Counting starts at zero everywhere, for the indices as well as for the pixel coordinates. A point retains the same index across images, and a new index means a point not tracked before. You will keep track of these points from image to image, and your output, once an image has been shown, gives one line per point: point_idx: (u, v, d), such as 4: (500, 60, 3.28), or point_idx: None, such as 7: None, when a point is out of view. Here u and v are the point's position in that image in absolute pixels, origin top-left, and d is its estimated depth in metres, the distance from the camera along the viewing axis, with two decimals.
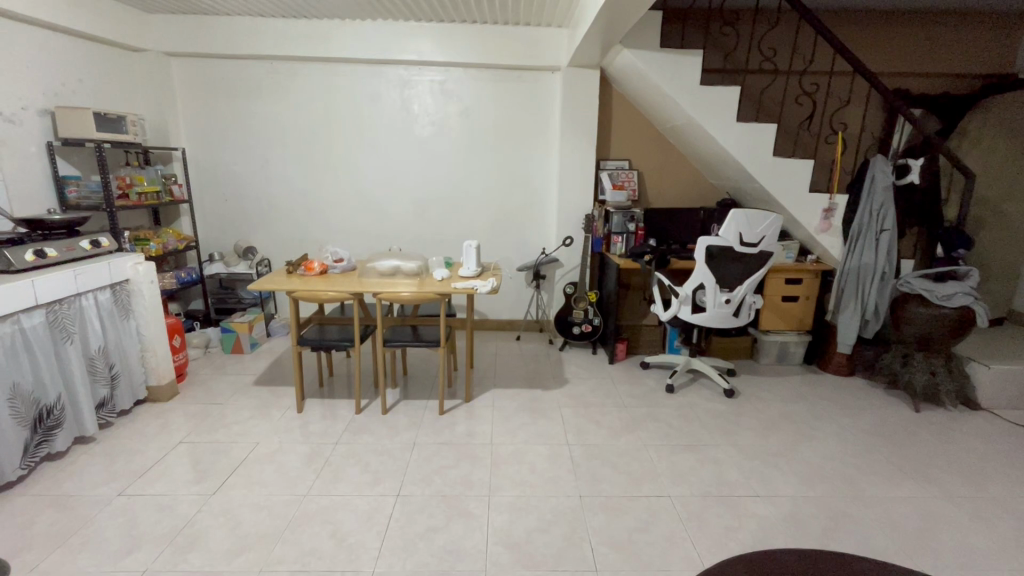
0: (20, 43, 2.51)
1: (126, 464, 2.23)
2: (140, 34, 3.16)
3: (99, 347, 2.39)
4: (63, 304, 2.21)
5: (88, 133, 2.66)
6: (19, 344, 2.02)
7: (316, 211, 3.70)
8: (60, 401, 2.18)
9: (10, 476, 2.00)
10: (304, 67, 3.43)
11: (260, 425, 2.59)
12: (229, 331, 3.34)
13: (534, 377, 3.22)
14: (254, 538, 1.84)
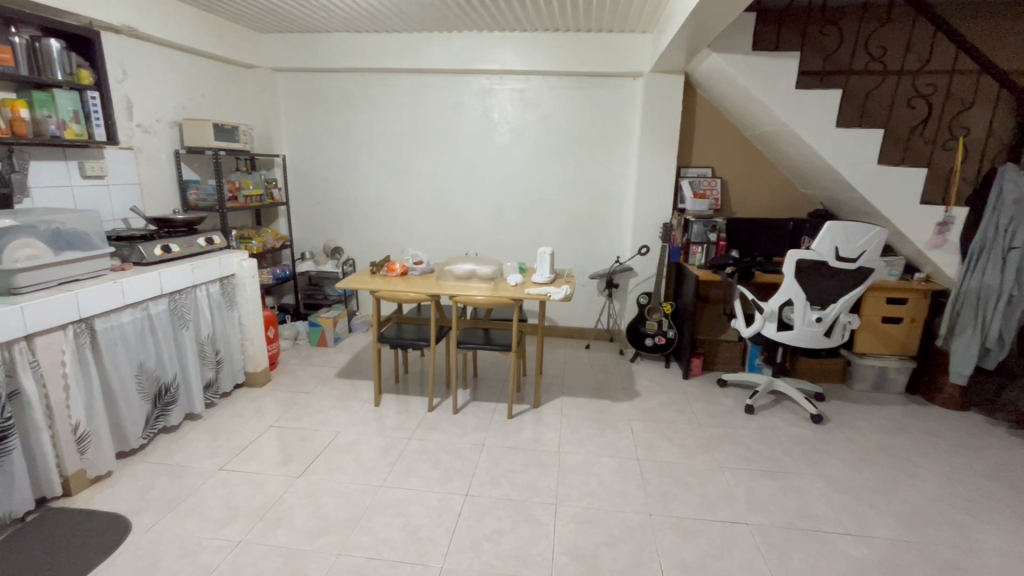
0: (159, 63, 2.86)
1: (226, 441, 2.46)
2: (252, 52, 3.48)
3: (208, 334, 2.65)
4: (182, 295, 2.48)
5: (208, 142, 2.97)
6: (146, 328, 2.29)
7: (398, 214, 3.88)
8: (176, 381, 2.45)
9: (134, 445, 2.27)
10: (393, 79, 3.62)
11: (341, 416, 2.76)
12: (316, 325, 3.60)
13: (604, 387, 3.16)
14: (334, 522, 1.96)
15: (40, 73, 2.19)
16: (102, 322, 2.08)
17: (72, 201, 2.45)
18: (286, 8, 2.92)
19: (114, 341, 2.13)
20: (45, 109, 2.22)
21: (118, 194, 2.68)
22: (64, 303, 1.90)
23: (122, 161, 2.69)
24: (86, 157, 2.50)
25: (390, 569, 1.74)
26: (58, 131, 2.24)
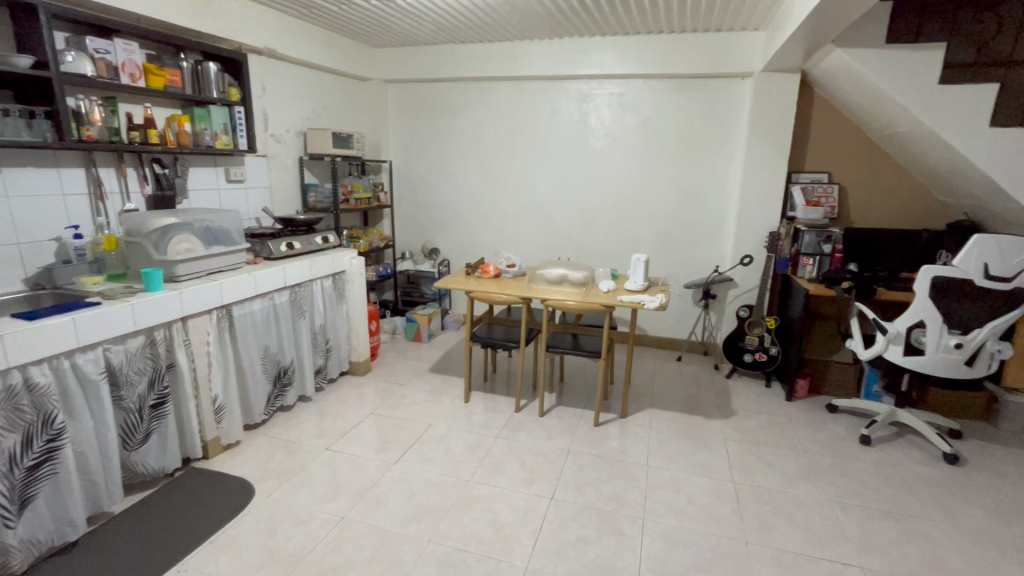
0: (291, 79, 3.20)
1: (332, 424, 2.69)
2: (368, 65, 3.77)
3: (320, 324, 2.91)
4: (301, 288, 2.74)
5: (327, 150, 3.27)
6: (271, 317, 2.56)
7: (491, 217, 4.00)
8: (292, 365, 2.71)
9: (257, 419, 2.55)
10: (494, 86, 3.74)
11: (433, 409, 2.89)
12: (412, 321, 3.81)
13: (697, 402, 3.02)
14: (425, 510, 2.06)
15: (200, 92, 2.55)
16: (238, 309, 2.36)
17: (217, 202, 2.81)
18: (401, 24, 3.13)
19: (247, 326, 2.41)
20: (202, 123, 2.57)
21: (253, 196, 3.03)
22: (211, 291, 2.19)
23: (258, 167, 3.04)
24: (230, 163, 2.85)
25: (477, 562, 1.80)
26: (211, 142, 2.59)
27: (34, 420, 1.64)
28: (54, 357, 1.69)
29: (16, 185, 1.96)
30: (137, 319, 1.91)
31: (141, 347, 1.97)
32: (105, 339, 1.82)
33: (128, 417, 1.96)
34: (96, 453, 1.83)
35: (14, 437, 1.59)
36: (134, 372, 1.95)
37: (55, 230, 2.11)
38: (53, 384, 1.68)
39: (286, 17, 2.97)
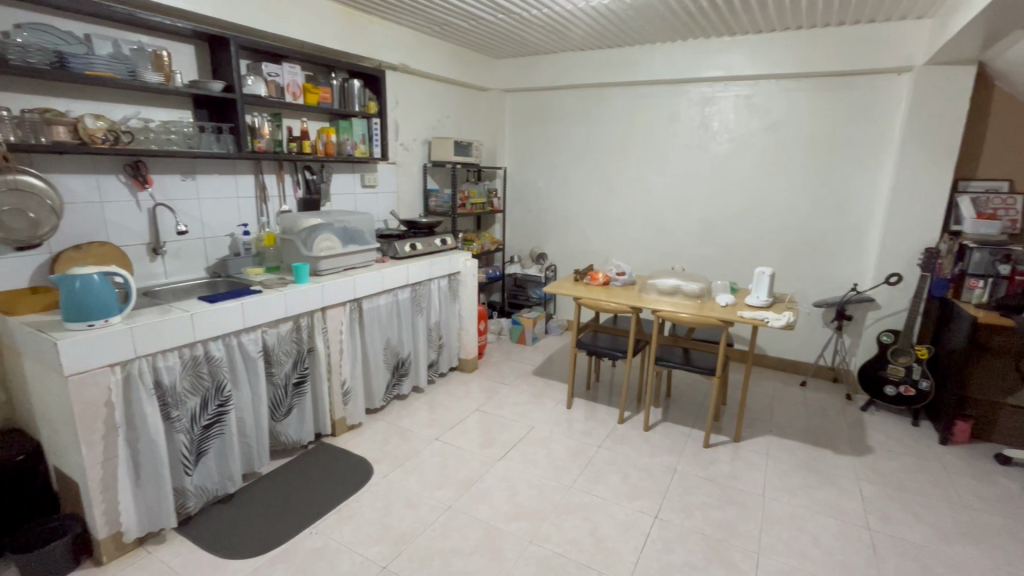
0: (420, 93, 3.46)
1: (442, 416, 2.84)
2: (489, 76, 3.95)
3: (435, 321, 3.09)
4: (421, 286, 2.94)
5: (449, 157, 3.47)
6: (394, 311, 2.77)
7: (601, 224, 3.97)
8: (409, 357, 2.91)
9: (376, 404, 2.77)
10: (611, 92, 3.71)
11: (536, 411, 2.94)
12: (518, 323, 3.91)
13: (824, 434, 2.72)
14: (527, 511, 2.09)
15: (345, 106, 2.84)
16: (368, 302, 2.60)
17: (353, 205, 3.11)
18: (523, 35, 3.23)
19: (373, 319, 2.64)
20: (346, 134, 2.86)
21: (383, 200, 3.32)
22: (347, 286, 2.43)
23: (389, 174, 3.33)
24: (366, 170, 3.15)
25: (577, 570, 1.79)
26: (352, 151, 2.87)
27: (210, 387, 1.94)
28: (226, 335, 1.98)
29: (205, 188, 2.35)
30: (288, 306, 2.18)
31: (290, 331, 2.24)
32: (263, 323, 2.10)
33: (277, 391, 2.25)
34: (252, 420, 2.13)
35: (196, 399, 1.91)
36: (283, 353, 2.23)
37: (230, 227, 2.48)
38: (224, 358, 1.98)
39: (420, 35, 3.21)
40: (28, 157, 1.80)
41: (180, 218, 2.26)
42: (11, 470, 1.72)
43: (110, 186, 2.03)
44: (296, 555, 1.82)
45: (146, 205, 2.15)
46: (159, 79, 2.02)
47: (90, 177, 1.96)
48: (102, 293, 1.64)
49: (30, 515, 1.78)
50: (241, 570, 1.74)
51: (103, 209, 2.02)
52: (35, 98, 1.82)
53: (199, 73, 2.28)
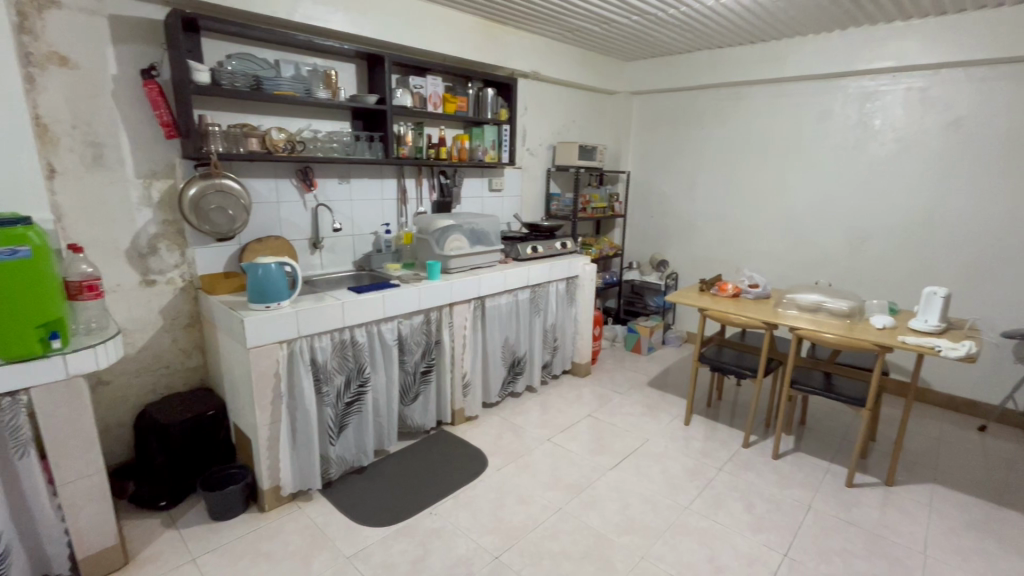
0: (548, 99, 3.53)
1: (554, 418, 2.87)
2: (617, 80, 3.91)
3: (552, 323, 3.13)
4: (540, 288, 2.99)
5: (573, 161, 3.49)
6: (514, 310, 2.86)
7: (731, 232, 3.71)
8: (525, 357, 2.98)
9: (492, 399, 2.88)
10: (750, 90, 3.45)
11: (650, 424, 2.83)
12: (634, 331, 3.81)
13: (1010, 492, 2.26)
14: (639, 525, 2.03)
15: (479, 114, 2.99)
16: (490, 301, 2.71)
17: (480, 208, 3.27)
18: (657, 36, 3.14)
19: (494, 317, 2.75)
20: (478, 140, 3.02)
21: (507, 204, 3.44)
22: (472, 284, 2.56)
23: (514, 178, 3.44)
24: (493, 175, 3.29)
25: None
26: (483, 156, 3.02)
27: (353, 367, 2.17)
28: (369, 323, 2.20)
29: (357, 191, 2.63)
30: (421, 300, 2.36)
31: (421, 324, 2.42)
32: (399, 314, 2.30)
33: (406, 377, 2.44)
34: (384, 401, 2.34)
35: (342, 378, 2.14)
36: (414, 343, 2.42)
37: (375, 226, 2.75)
38: (366, 343, 2.20)
39: (552, 42, 3.28)
40: (230, 164, 2.17)
41: (335, 216, 2.57)
42: (204, 422, 2.09)
43: (285, 188, 2.36)
44: (418, 531, 1.96)
45: (311, 205, 2.47)
46: (327, 95, 2.30)
47: (271, 180, 2.31)
48: (277, 282, 1.92)
49: (215, 460, 2.15)
50: (371, 537, 1.93)
51: (279, 208, 2.36)
52: (236, 114, 2.18)
53: (358, 88, 2.57)
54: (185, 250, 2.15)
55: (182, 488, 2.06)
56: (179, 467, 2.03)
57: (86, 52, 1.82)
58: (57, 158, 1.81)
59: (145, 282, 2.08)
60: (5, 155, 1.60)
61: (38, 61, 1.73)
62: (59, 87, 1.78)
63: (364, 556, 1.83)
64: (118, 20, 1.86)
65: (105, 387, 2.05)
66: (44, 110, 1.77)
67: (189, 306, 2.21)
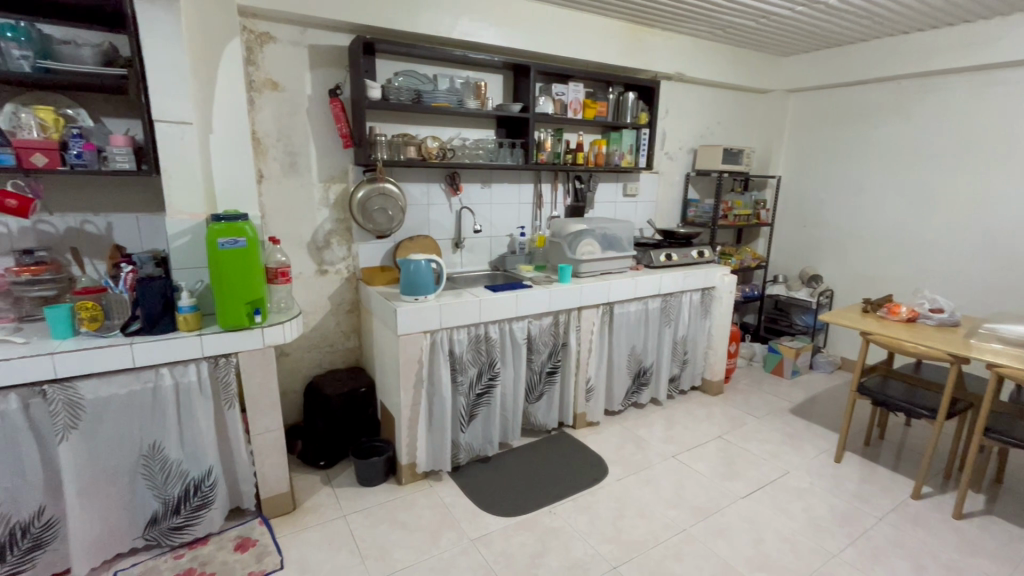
0: (691, 101, 3.38)
1: (680, 434, 2.73)
2: (772, 77, 3.60)
3: (683, 335, 2.98)
4: (672, 297, 2.87)
5: (716, 165, 3.29)
6: (643, 319, 2.78)
7: (906, 246, 3.20)
8: (651, 367, 2.89)
9: (615, 407, 2.84)
10: (944, 81, 2.94)
11: (792, 455, 2.56)
12: (775, 351, 3.48)
13: None
14: (774, 564, 1.85)
15: (618, 119, 2.97)
16: (619, 307, 2.67)
17: (613, 213, 3.24)
18: (824, 27, 2.83)
19: (622, 323, 2.71)
20: (615, 145, 3.00)
21: (641, 209, 3.36)
22: (602, 289, 2.55)
23: (650, 182, 3.35)
24: (628, 180, 3.24)
25: None
26: (619, 161, 2.99)
27: (486, 361, 2.29)
28: (502, 320, 2.31)
29: (497, 195, 2.78)
30: (552, 302, 2.41)
31: (550, 325, 2.48)
32: (531, 314, 2.37)
33: (533, 376, 2.51)
34: (511, 397, 2.43)
35: (474, 370, 2.27)
36: (542, 343, 2.48)
37: (511, 229, 2.88)
38: (498, 339, 2.31)
39: (700, 42, 3.14)
40: (391, 170, 2.44)
41: (476, 218, 2.74)
42: (358, 396, 2.37)
43: (435, 192, 2.58)
44: (537, 527, 2.01)
45: (456, 207, 2.66)
46: (476, 104, 2.46)
47: (423, 185, 2.54)
48: (425, 277, 2.11)
49: (364, 432, 2.42)
50: (494, 524, 2.02)
51: (429, 210, 2.59)
52: (398, 125, 2.44)
53: (504, 98, 2.71)
54: (351, 245, 2.46)
55: (336, 453, 2.36)
56: (336, 434, 2.33)
57: (291, 77, 2.17)
58: (265, 166, 2.19)
59: (320, 271, 2.42)
60: (232, 163, 1.97)
61: (257, 86, 2.12)
62: (271, 107, 2.16)
63: (486, 542, 1.93)
64: (315, 49, 2.20)
65: (286, 358, 2.43)
66: (259, 126, 2.15)
67: (350, 294, 2.52)
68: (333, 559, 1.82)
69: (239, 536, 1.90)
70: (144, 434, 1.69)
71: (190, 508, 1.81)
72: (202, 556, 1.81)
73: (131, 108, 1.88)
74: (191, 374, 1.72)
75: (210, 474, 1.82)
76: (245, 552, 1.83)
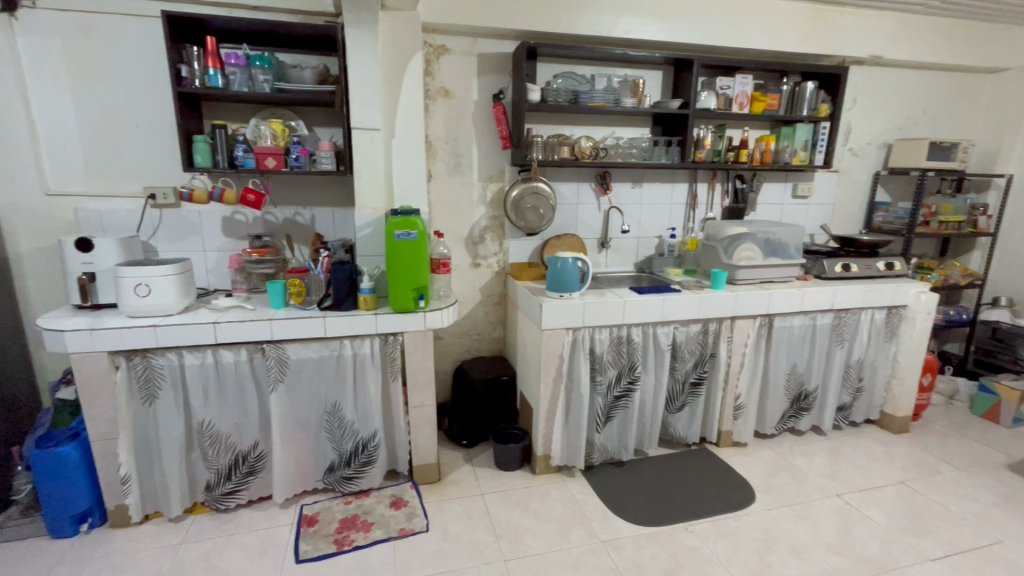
0: (888, 88, 2.90)
1: (849, 472, 2.37)
2: (1007, 51, 2.91)
3: (859, 359, 2.58)
4: (848, 314, 2.50)
5: (918, 162, 2.78)
6: (808, 335, 2.48)
7: None
8: (816, 391, 2.56)
9: (767, 430, 2.57)
10: None
11: (1007, 520, 2.06)
12: (989, 392, 2.83)
13: None
14: None
15: (792, 111, 2.67)
16: (780, 321, 2.41)
17: (778, 217, 2.93)
18: None
19: (782, 339, 2.44)
20: (786, 140, 2.71)
21: (814, 213, 2.99)
22: (761, 299, 2.33)
23: (828, 182, 2.95)
24: (800, 179, 2.90)
25: None
26: (790, 159, 2.69)
27: (626, 364, 2.25)
28: (646, 324, 2.24)
29: (648, 195, 2.70)
30: (702, 309, 2.27)
31: (698, 333, 2.33)
32: (677, 319, 2.26)
33: (675, 385, 2.39)
34: (650, 404, 2.35)
35: (614, 372, 2.25)
36: (688, 351, 2.35)
37: (661, 230, 2.78)
38: (641, 343, 2.25)
39: (905, 16, 2.67)
40: (544, 170, 2.52)
41: (625, 219, 2.70)
42: (501, 384, 2.50)
43: (585, 192, 2.60)
44: (671, 542, 1.92)
45: (605, 207, 2.65)
46: (633, 102, 2.41)
47: (574, 184, 2.58)
48: (571, 274, 2.14)
49: (503, 419, 2.56)
50: (625, 530, 1.98)
51: (577, 209, 2.62)
52: (554, 126, 2.51)
53: (662, 95, 2.62)
54: (503, 241, 2.60)
55: (478, 434, 2.52)
56: (479, 417, 2.50)
57: (461, 85, 2.37)
58: (434, 167, 2.43)
59: (473, 265, 2.60)
60: (408, 164, 2.22)
61: (432, 95, 2.35)
62: (442, 113, 2.38)
63: (616, 546, 1.90)
64: (483, 57, 2.36)
65: (440, 342, 2.68)
66: (432, 131, 2.39)
67: (499, 287, 2.67)
68: (471, 532, 1.95)
69: (394, 495, 2.15)
70: (329, 394, 2.00)
71: (358, 463, 2.09)
72: (364, 506, 2.08)
73: (335, 119, 2.23)
74: (366, 347, 1.99)
75: (375, 436, 2.08)
76: (398, 510, 2.06)
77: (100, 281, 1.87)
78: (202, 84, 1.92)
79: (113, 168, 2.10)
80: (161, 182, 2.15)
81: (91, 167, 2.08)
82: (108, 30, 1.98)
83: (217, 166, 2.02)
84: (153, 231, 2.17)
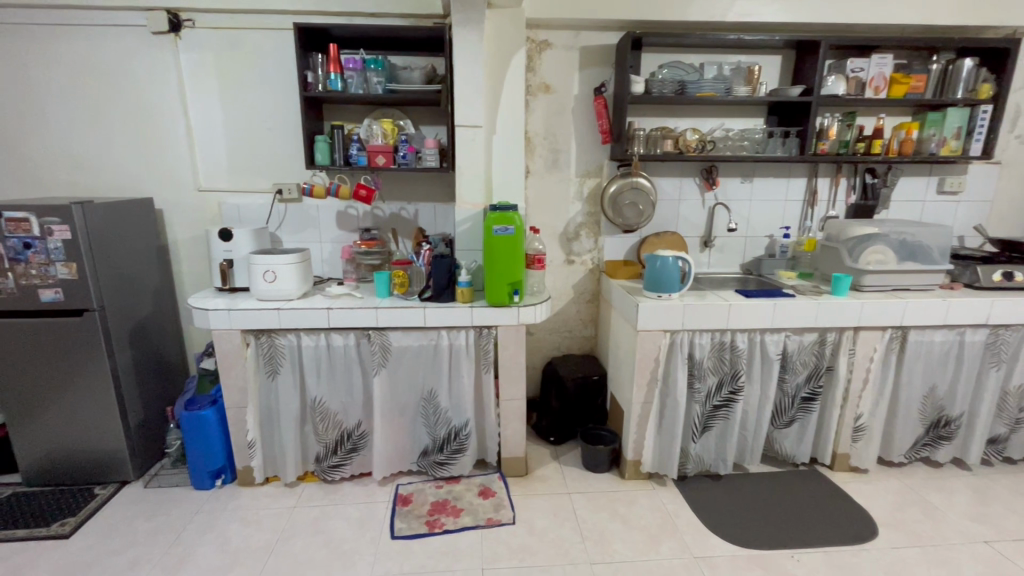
0: None
1: (1002, 516, 2.02)
2: None
3: (1020, 384, 2.19)
4: (1008, 330, 2.12)
5: None
6: (953, 353, 2.14)
7: None
8: (960, 418, 2.21)
9: (894, 458, 2.28)
10: None
11: None
12: None
13: None
14: None
15: (943, 93, 2.31)
16: (916, 335, 2.11)
17: (918, 215, 2.57)
18: None
19: (919, 355, 2.13)
20: (933, 128, 2.37)
21: (965, 212, 2.58)
22: (894, 309, 2.05)
23: (986, 176, 2.53)
24: (948, 172, 2.52)
25: None
26: (936, 149, 2.35)
27: (728, 372, 2.10)
28: (753, 330, 2.07)
29: (759, 191, 2.50)
30: (819, 317, 2.05)
31: (814, 343, 2.11)
32: (790, 327, 2.06)
33: (784, 399, 2.19)
34: (754, 417, 2.17)
35: (714, 380, 2.11)
36: (800, 363, 2.14)
37: (772, 229, 2.56)
38: (746, 350, 2.09)
39: None
40: (645, 165, 2.43)
41: (732, 216, 2.52)
42: (592, 384, 2.46)
43: (688, 187, 2.47)
44: (774, 568, 1.77)
45: (709, 204, 2.50)
46: (747, 91, 2.22)
47: (677, 179, 2.45)
48: (671, 274, 2.03)
49: (593, 419, 2.51)
50: (722, 549, 1.86)
51: (679, 206, 2.49)
52: (657, 118, 2.40)
53: (781, 81, 2.40)
54: (599, 238, 2.54)
55: (566, 432, 2.51)
56: (569, 415, 2.48)
57: (562, 79, 2.35)
58: (532, 162, 2.43)
59: (567, 261, 2.58)
60: (507, 160, 2.24)
61: (533, 91, 2.36)
62: (542, 109, 2.38)
63: (711, 564, 1.79)
64: (585, 51, 2.32)
65: (532, 337, 2.69)
66: (532, 127, 2.39)
67: (592, 285, 2.62)
68: (557, 530, 1.94)
69: (482, 484, 2.20)
70: (425, 381, 2.09)
71: (450, 450, 2.17)
72: (454, 491, 2.16)
73: (439, 117, 2.32)
74: (461, 339, 2.05)
75: (467, 425, 2.14)
76: (486, 499, 2.11)
77: (236, 267, 2.12)
78: (325, 88, 2.10)
79: (249, 168, 2.35)
80: (287, 179, 2.37)
81: (232, 166, 2.35)
82: (248, 44, 2.22)
83: (334, 163, 2.18)
84: (280, 223, 2.40)
